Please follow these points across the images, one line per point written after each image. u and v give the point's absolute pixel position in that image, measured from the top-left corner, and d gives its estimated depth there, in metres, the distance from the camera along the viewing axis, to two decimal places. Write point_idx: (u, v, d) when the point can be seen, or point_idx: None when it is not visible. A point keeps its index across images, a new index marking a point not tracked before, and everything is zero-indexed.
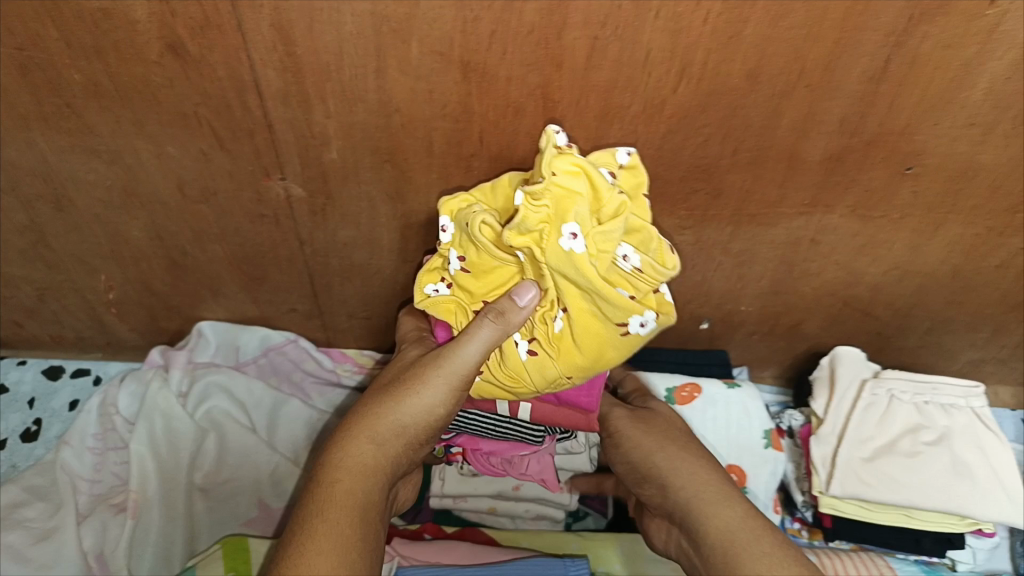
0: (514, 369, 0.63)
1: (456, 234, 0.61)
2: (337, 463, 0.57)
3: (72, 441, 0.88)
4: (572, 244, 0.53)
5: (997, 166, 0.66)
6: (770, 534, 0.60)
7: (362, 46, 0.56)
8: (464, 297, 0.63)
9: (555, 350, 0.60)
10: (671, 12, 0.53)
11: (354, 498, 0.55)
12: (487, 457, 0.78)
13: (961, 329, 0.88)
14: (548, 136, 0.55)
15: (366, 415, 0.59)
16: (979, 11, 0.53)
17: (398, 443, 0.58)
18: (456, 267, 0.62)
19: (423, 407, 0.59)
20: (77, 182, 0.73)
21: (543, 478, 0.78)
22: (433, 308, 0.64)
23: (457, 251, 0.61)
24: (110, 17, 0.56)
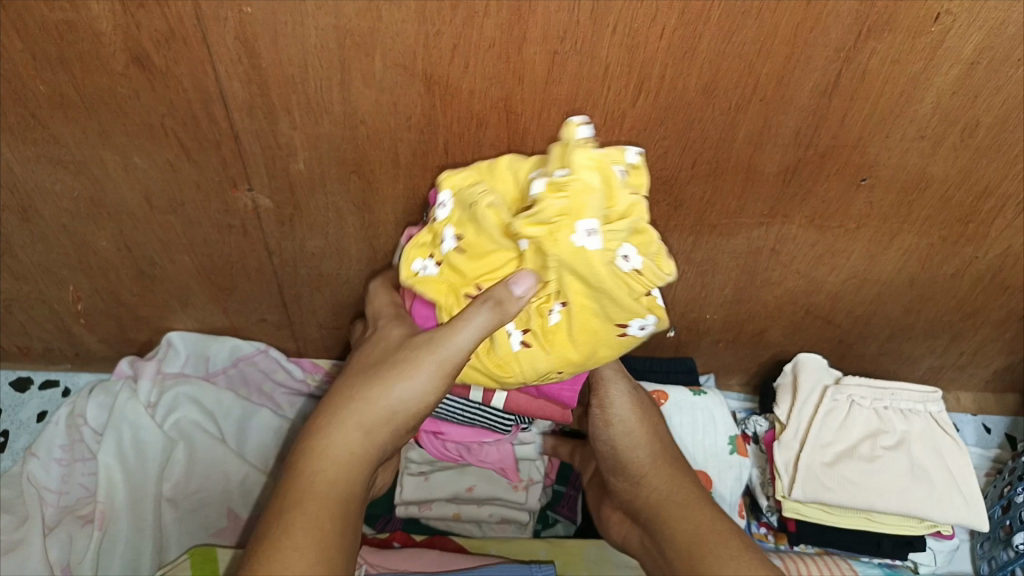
0: (503, 357, 0.61)
1: (456, 212, 0.59)
2: (322, 450, 0.55)
3: (39, 453, 0.88)
4: (587, 243, 0.50)
5: (947, 177, 0.68)
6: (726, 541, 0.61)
7: (326, 59, 0.57)
8: (454, 279, 0.60)
9: (548, 344, 0.59)
10: (627, 27, 0.54)
11: (338, 494, 0.54)
12: (444, 441, 0.83)
13: (920, 336, 0.90)
14: (570, 128, 0.52)
15: (354, 396, 0.57)
16: (923, 29, 0.55)
17: (388, 429, 0.57)
18: (450, 245, 0.59)
19: (415, 393, 0.57)
20: (43, 193, 0.73)
21: (502, 465, 0.86)
22: (422, 287, 0.62)
23: (453, 229, 0.59)
24: (75, 30, 0.56)
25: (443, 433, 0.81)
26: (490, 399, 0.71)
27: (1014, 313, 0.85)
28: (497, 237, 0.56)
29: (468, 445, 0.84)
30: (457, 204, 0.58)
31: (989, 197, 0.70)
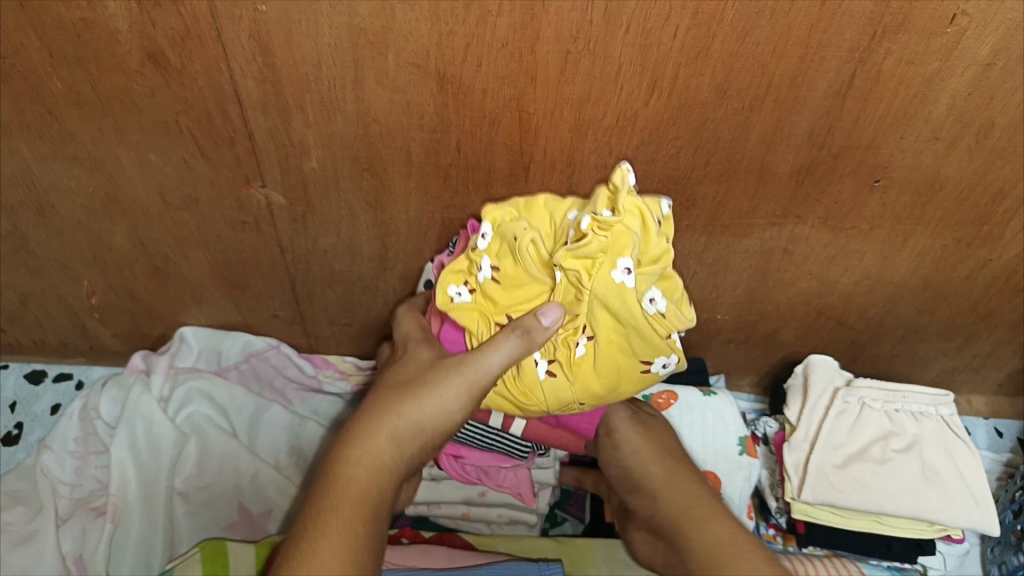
0: (529, 385, 0.63)
1: (494, 242, 0.62)
2: (356, 458, 0.56)
3: (53, 445, 0.89)
4: (623, 279, 0.55)
5: (962, 179, 0.67)
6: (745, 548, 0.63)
7: (340, 57, 0.58)
8: (488, 307, 0.63)
9: (574, 377, 0.62)
10: (641, 27, 0.54)
11: (369, 500, 0.55)
12: (463, 464, 0.86)
13: (933, 338, 0.90)
14: (622, 175, 0.55)
15: (385, 411, 0.58)
16: (939, 29, 0.54)
17: (416, 445, 0.58)
18: (486, 275, 0.62)
19: (443, 411, 0.59)
20: (59, 189, 0.74)
21: (518, 490, 0.87)
22: (456, 314, 0.64)
23: (491, 260, 0.62)
24: (92, 28, 0.57)
25: (462, 456, 0.85)
26: (507, 422, 0.77)
27: None
28: (536, 270, 0.60)
29: (487, 469, 0.86)
30: (497, 234, 0.61)
31: (1003, 199, 0.69)
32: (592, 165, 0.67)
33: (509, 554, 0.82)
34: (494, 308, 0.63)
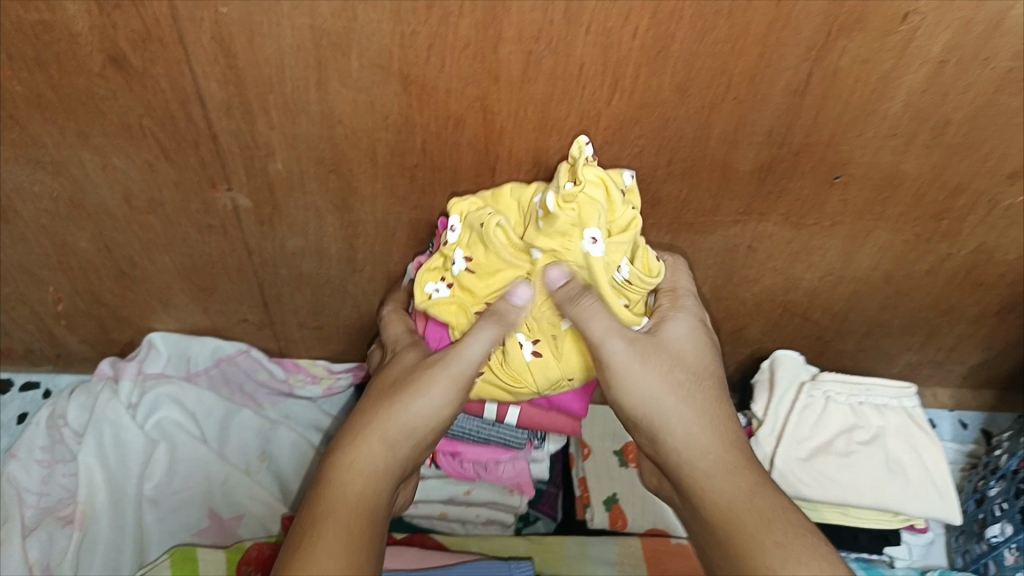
0: (517, 368, 0.65)
1: (464, 235, 0.65)
2: (350, 464, 0.55)
3: (19, 454, 0.88)
4: (592, 248, 0.59)
5: (920, 175, 0.69)
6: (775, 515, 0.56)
7: (303, 58, 0.58)
8: (467, 300, 0.65)
9: (560, 353, 0.65)
10: (601, 27, 0.55)
11: (364, 501, 0.54)
12: (461, 460, 0.84)
13: (897, 333, 0.91)
14: (580, 147, 0.60)
15: (375, 416, 0.58)
16: (893, 28, 0.56)
17: (406, 450, 0.58)
18: (461, 266, 0.64)
19: (431, 409, 0.59)
20: (22, 194, 0.73)
21: (518, 482, 0.85)
22: (435, 309, 0.66)
23: (463, 252, 0.65)
24: (51, 30, 0.56)
25: (461, 453, 0.83)
26: (501, 412, 0.75)
27: (989, 309, 0.86)
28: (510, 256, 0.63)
29: (484, 464, 0.84)
30: (465, 225, 0.64)
31: (961, 194, 0.71)
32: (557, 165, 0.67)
33: (481, 554, 0.83)
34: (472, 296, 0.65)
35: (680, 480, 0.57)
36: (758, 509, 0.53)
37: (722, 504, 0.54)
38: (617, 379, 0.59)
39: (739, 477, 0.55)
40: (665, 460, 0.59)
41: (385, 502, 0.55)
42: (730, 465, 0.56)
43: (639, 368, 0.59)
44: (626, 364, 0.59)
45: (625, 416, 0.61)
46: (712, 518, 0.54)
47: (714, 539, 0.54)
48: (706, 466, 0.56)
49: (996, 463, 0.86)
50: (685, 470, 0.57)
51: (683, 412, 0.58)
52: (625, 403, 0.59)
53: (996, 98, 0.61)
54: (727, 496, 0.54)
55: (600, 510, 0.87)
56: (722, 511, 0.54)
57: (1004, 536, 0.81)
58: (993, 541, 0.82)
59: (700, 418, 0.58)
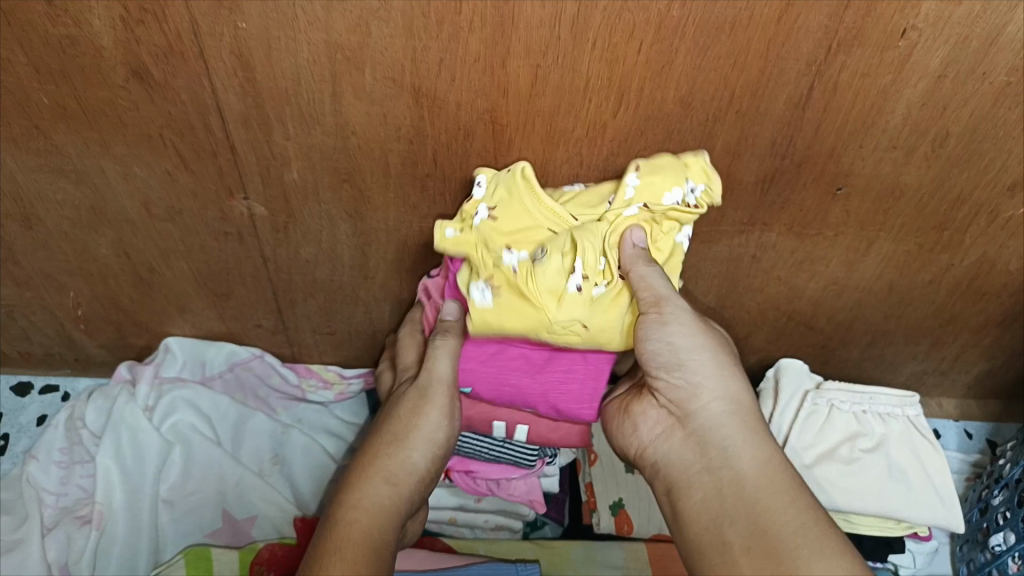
0: (550, 295, 0.62)
1: (489, 191, 0.66)
2: (357, 502, 0.59)
3: (39, 455, 0.90)
4: (681, 241, 0.66)
5: (921, 186, 0.70)
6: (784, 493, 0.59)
7: (318, 72, 0.60)
8: (489, 237, 0.64)
9: (597, 301, 0.63)
10: (607, 42, 0.57)
11: (371, 537, 0.58)
12: (474, 478, 0.88)
13: (902, 342, 0.92)
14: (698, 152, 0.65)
15: (379, 457, 0.62)
16: (891, 43, 0.57)
17: (412, 480, 0.63)
18: (484, 216, 0.65)
19: (426, 439, 0.64)
20: (46, 202, 0.75)
21: (530, 498, 0.89)
22: (455, 245, 0.66)
23: (488, 205, 0.65)
24: (77, 44, 0.59)
25: (473, 471, 0.87)
26: (510, 430, 0.79)
27: (993, 318, 0.87)
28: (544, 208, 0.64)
29: (497, 480, 0.88)
30: (492, 182, 0.66)
31: (962, 205, 0.72)
32: (565, 175, 0.69)
33: (488, 556, 0.84)
34: (498, 238, 0.64)
35: (710, 429, 0.60)
36: (790, 474, 0.58)
37: (755, 461, 0.58)
38: (676, 322, 0.61)
39: (765, 440, 0.60)
40: (695, 408, 0.61)
41: (390, 540, 0.59)
42: (761, 427, 0.61)
43: (695, 321, 0.61)
44: (685, 312, 0.61)
45: (663, 359, 0.61)
46: (745, 471, 0.58)
47: (741, 494, 0.57)
48: (740, 421, 0.60)
49: (999, 472, 0.87)
50: (720, 421, 0.60)
51: (727, 370, 0.62)
52: (676, 347, 0.61)
53: (995, 111, 0.62)
54: (758, 455, 0.59)
55: (607, 514, 0.88)
56: (757, 467, 0.58)
57: (1007, 545, 0.81)
58: (997, 549, 0.82)
59: (738, 381, 0.62)
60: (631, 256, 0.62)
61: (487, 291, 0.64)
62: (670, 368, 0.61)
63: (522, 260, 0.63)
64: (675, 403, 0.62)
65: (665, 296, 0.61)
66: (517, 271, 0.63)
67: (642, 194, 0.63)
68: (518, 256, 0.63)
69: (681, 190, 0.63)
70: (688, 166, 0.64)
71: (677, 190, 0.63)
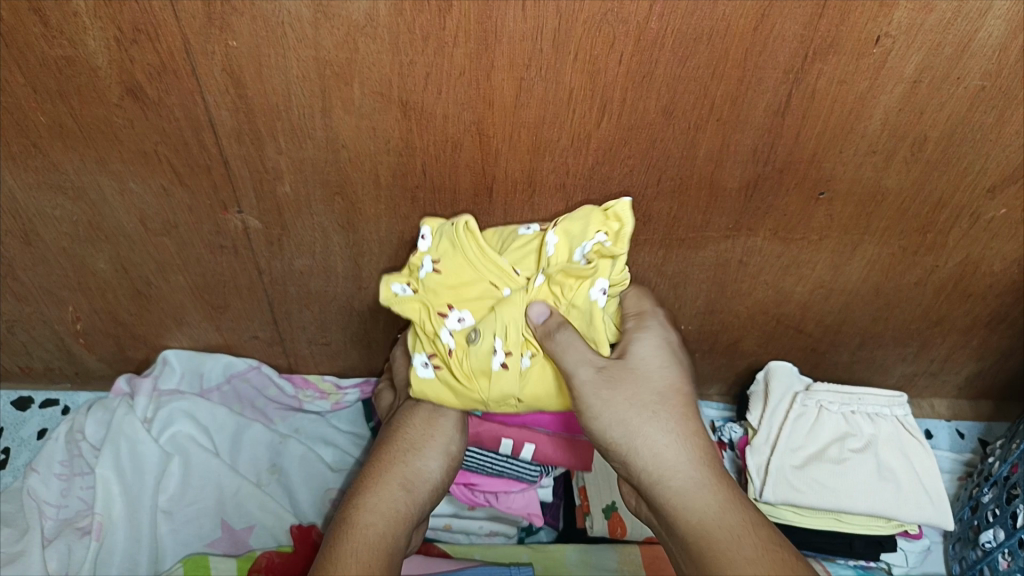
0: (479, 368, 0.67)
1: (433, 242, 0.70)
2: (373, 506, 0.62)
3: (40, 468, 0.91)
4: (598, 297, 0.65)
5: (901, 189, 0.72)
6: (754, 533, 0.56)
7: (308, 88, 0.61)
8: (430, 300, 0.69)
9: (526, 374, 0.67)
10: (588, 55, 0.58)
11: (386, 543, 0.60)
12: (475, 491, 0.86)
13: (890, 344, 0.93)
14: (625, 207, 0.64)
15: (395, 465, 0.65)
16: (866, 50, 0.59)
17: (428, 488, 0.66)
18: (427, 269, 0.69)
19: (441, 445, 0.68)
20: (44, 218, 0.77)
21: (529, 511, 0.87)
22: (398, 307, 0.70)
23: (431, 257, 0.69)
24: (73, 64, 0.60)
25: (473, 483, 0.86)
26: (517, 450, 0.82)
27: (979, 319, 0.88)
28: (483, 263, 0.68)
29: (495, 492, 0.87)
30: (436, 234, 0.70)
31: (943, 208, 0.73)
32: (552, 185, 0.70)
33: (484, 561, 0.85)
34: (437, 296, 0.69)
35: (654, 496, 0.60)
36: (730, 527, 0.56)
37: (693, 523, 0.57)
38: (590, 410, 0.61)
39: (709, 491, 0.58)
40: (638, 479, 0.61)
41: (401, 543, 0.62)
42: (704, 481, 0.59)
43: (603, 396, 0.61)
44: (593, 393, 0.61)
45: (597, 439, 0.63)
46: (686, 534, 0.57)
47: (689, 558, 0.57)
48: (678, 480, 0.59)
49: (989, 470, 0.88)
50: (657, 489, 0.60)
51: (655, 431, 0.60)
52: (599, 431, 0.62)
53: (970, 115, 0.64)
54: (698, 513, 0.58)
55: (600, 518, 0.89)
56: (695, 529, 0.57)
57: (997, 542, 0.82)
58: (988, 547, 0.83)
59: (673, 434, 0.60)
60: (547, 326, 0.64)
61: (427, 364, 0.69)
62: (605, 448, 0.62)
63: (459, 330, 0.68)
64: (627, 475, 0.63)
65: (578, 387, 0.62)
66: (454, 348, 0.68)
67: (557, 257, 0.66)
68: (458, 319, 0.68)
69: (589, 243, 0.65)
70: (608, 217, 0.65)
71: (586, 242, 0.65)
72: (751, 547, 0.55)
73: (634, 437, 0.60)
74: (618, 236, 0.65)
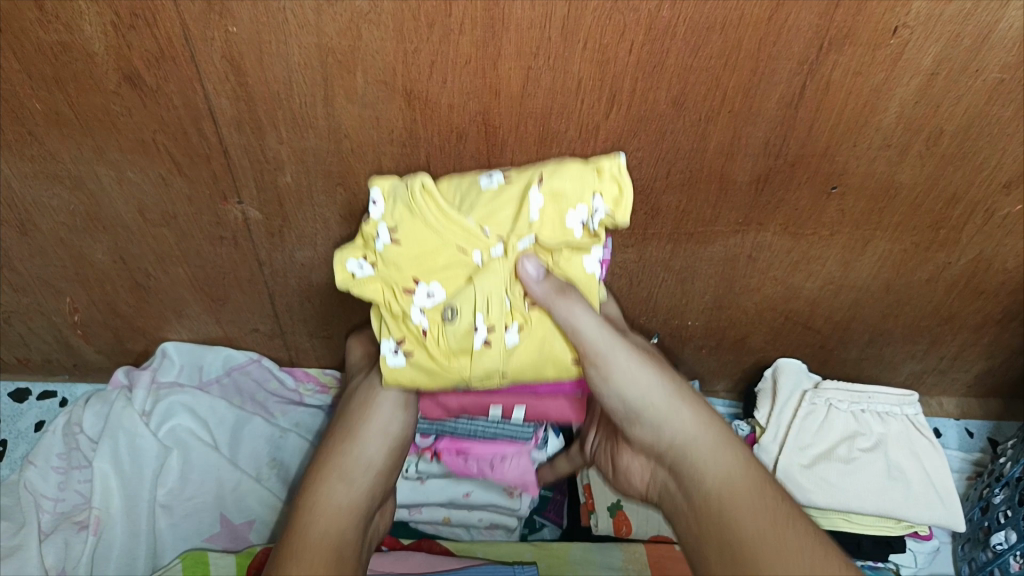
0: (459, 347, 0.63)
1: (385, 208, 0.62)
2: (315, 503, 0.59)
3: (37, 461, 0.90)
4: (592, 267, 0.65)
5: (914, 184, 0.70)
6: (773, 488, 0.57)
7: (310, 76, 0.60)
8: (393, 276, 0.63)
9: (512, 348, 0.64)
10: (598, 43, 0.57)
11: (331, 538, 0.57)
12: (469, 460, 0.84)
13: (900, 341, 0.92)
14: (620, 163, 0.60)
15: (333, 460, 0.63)
16: (883, 41, 0.57)
17: (369, 474, 0.63)
18: (385, 242, 0.62)
19: (380, 426, 0.66)
20: (41, 207, 0.75)
21: (524, 480, 0.84)
22: (358, 289, 0.63)
23: (387, 226, 0.62)
24: (69, 50, 0.59)
25: (465, 450, 0.84)
26: (507, 412, 0.77)
27: (990, 317, 0.87)
28: (453, 230, 0.62)
29: (488, 461, 0.84)
30: (389, 198, 0.62)
31: (958, 203, 0.72)
32: None
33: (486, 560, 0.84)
34: (403, 271, 0.63)
35: (678, 458, 0.60)
36: (752, 479, 0.57)
37: (718, 478, 0.58)
38: (617, 374, 0.63)
39: (734, 453, 0.59)
40: (663, 446, 0.62)
41: (354, 537, 0.58)
42: (728, 442, 0.60)
43: (635, 362, 0.64)
44: (623, 356, 0.63)
45: (622, 408, 0.63)
46: (712, 487, 0.57)
47: (710, 508, 0.56)
48: (704, 440, 0.60)
49: (1000, 470, 0.86)
50: (683, 448, 0.60)
51: (679, 400, 0.62)
52: (628, 399, 0.63)
53: (989, 108, 0.62)
54: (724, 469, 0.58)
55: (604, 517, 0.89)
56: (720, 482, 0.57)
57: (1009, 543, 0.81)
58: (999, 548, 0.82)
59: (698, 407, 0.62)
60: (541, 294, 0.62)
61: (399, 351, 0.64)
62: (630, 417, 0.63)
63: (432, 307, 0.63)
64: (647, 446, 0.63)
65: (605, 351, 0.63)
66: (428, 327, 0.63)
67: (542, 225, 0.62)
68: (428, 295, 0.63)
69: (585, 211, 0.61)
70: (600, 173, 0.61)
71: (583, 209, 0.61)
72: (778, 504, 0.55)
73: (664, 400, 0.62)
74: (617, 202, 0.60)
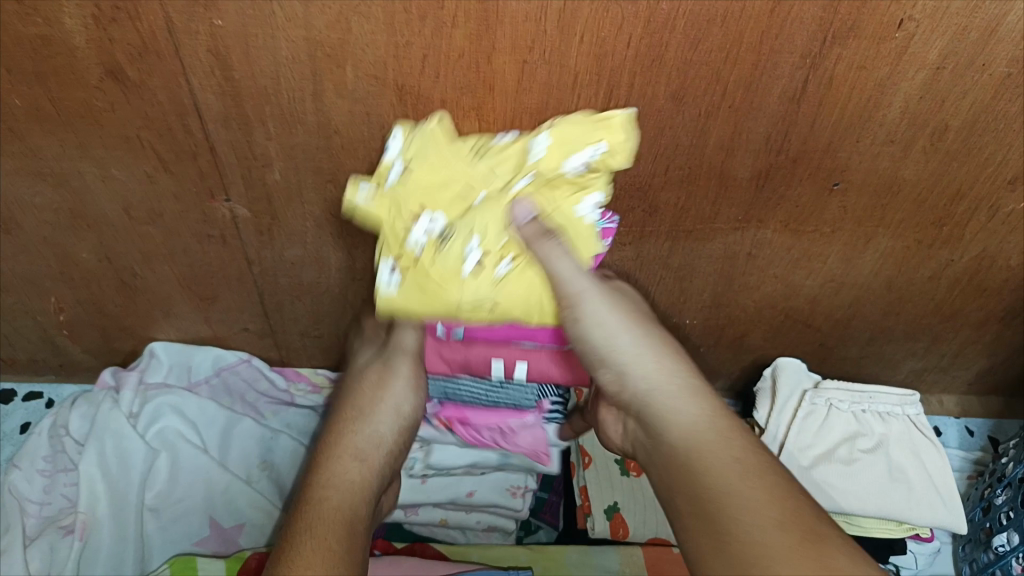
0: (450, 275, 0.63)
1: (402, 143, 0.62)
2: (328, 479, 0.57)
3: (22, 464, 0.89)
4: (586, 213, 0.65)
5: (918, 180, 0.69)
6: (743, 438, 0.54)
7: (298, 70, 0.58)
8: (395, 202, 0.63)
9: (500, 281, 0.64)
10: (595, 36, 0.55)
11: (343, 514, 0.55)
12: (479, 430, 0.89)
13: (901, 339, 0.91)
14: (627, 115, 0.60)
15: (344, 438, 0.61)
16: (888, 35, 0.55)
17: (380, 453, 0.62)
18: (396, 171, 0.62)
19: (390, 405, 0.65)
20: (23, 206, 0.73)
21: (535, 449, 0.89)
22: (362, 212, 0.64)
23: (400, 159, 0.62)
24: (49, 44, 0.57)
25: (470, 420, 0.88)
26: (510, 369, 0.76)
27: (992, 314, 0.86)
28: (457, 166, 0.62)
29: (499, 431, 0.89)
30: (408, 136, 0.62)
31: (962, 199, 0.70)
32: None
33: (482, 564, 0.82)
34: (408, 199, 0.63)
35: (641, 407, 0.59)
36: (718, 430, 0.54)
37: (681, 428, 0.55)
38: (587, 317, 0.63)
39: (699, 402, 0.56)
40: (627, 394, 0.60)
41: (365, 515, 0.56)
42: (693, 390, 0.58)
43: (605, 308, 0.63)
44: (594, 300, 0.63)
45: (591, 354, 0.63)
46: (674, 437, 0.55)
47: (672, 459, 0.54)
48: (667, 389, 0.58)
49: (1002, 470, 0.85)
50: (646, 397, 0.58)
51: (647, 348, 0.61)
52: (597, 343, 0.62)
53: (995, 103, 0.61)
54: (686, 417, 0.56)
55: (601, 519, 0.88)
56: (683, 430, 0.55)
57: (1011, 545, 0.80)
58: (1000, 550, 0.81)
59: (666, 357, 0.60)
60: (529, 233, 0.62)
61: (394, 272, 0.65)
62: (597, 361, 0.62)
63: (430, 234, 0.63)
64: (614, 396, 0.61)
65: (577, 295, 0.63)
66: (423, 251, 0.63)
67: (544, 163, 0.61)
68: (429, 222, 0.63)
69: (586, 156, 0.60)
70: (609, 124, 0.60)
71: (585, 152, 0.60)
72: (750, 455, 0.52)
73: (629, 349, 0.61)
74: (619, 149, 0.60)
